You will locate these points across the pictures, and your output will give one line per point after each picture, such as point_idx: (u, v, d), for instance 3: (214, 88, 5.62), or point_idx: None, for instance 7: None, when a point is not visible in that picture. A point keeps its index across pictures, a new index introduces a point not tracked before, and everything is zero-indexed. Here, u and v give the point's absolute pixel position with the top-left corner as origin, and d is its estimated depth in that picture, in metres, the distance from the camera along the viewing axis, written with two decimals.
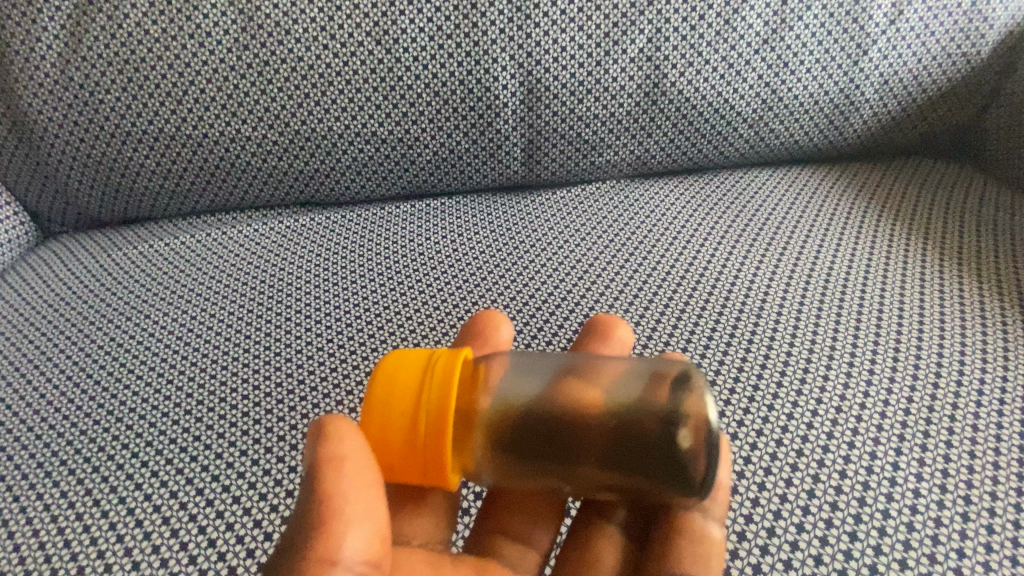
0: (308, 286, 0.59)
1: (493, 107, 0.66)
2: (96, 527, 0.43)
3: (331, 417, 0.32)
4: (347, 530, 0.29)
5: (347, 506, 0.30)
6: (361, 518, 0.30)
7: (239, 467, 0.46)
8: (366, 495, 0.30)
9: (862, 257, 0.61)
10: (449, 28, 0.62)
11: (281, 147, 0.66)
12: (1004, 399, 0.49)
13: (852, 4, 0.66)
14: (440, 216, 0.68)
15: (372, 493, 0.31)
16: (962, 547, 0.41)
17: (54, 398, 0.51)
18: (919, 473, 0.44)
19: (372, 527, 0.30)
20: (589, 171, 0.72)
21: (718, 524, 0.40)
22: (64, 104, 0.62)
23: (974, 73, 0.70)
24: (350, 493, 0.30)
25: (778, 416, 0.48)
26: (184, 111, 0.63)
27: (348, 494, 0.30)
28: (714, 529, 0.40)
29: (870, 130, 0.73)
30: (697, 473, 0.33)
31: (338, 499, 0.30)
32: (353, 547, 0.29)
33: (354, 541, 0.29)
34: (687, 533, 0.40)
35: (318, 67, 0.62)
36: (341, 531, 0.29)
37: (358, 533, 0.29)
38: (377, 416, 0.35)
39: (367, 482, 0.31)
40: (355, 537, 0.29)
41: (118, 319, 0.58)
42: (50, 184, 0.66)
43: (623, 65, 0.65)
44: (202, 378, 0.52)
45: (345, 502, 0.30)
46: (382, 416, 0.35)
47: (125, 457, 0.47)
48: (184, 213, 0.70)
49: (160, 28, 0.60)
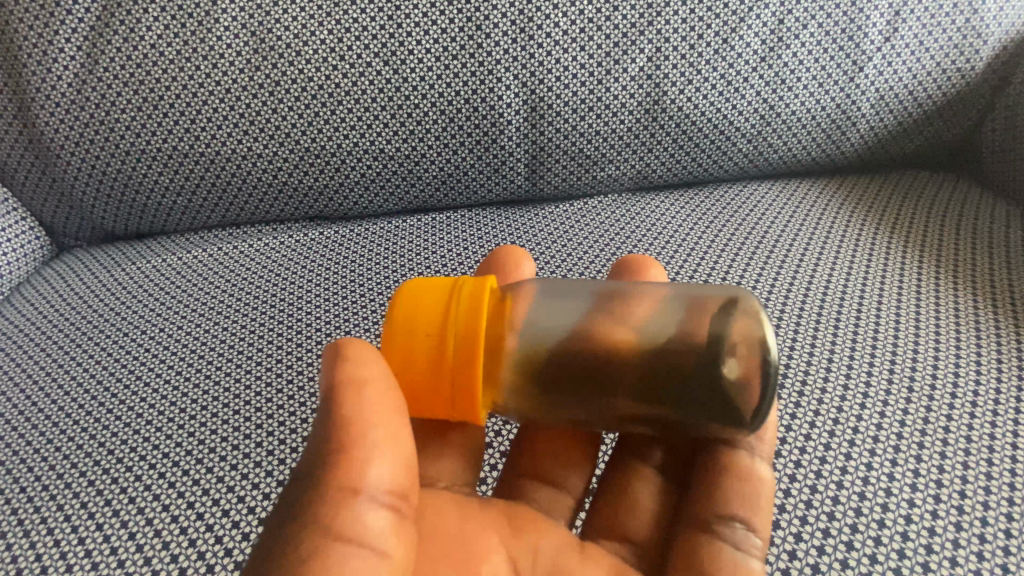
0: (317, 299, 0.61)
1: (497, 125, 0.67)
2: (117, 537, 0.44)
3: (354, 346, 0.37)
4: (369, 459, 0.33)
5: (368, 437, 0.34)
6: (382, 448, 0.34)
7: (254, 479, 0.47)
8: (386, 427, 0.34)
9: (862, 267, 0.62)
10: (454, 49, 0.64)
11: (291, 163, 0.67)
12: (998, 411, 0.50)
13: (848, 22, 0.68)
14: (446, 230, 0.69)
15: (392, 425, 0.35)
16: (955, 556, 0.42)
17: (72, 410, 0.53)
18: (914, 483, 0.45)
19: (394, 457, 0.34)
20: (591, 185, 0.73)
21: (764, 463, 0.44)
22: (81, 123, 0.64)
23: (969, 87, 0.72)
24: (372, 425, 0.34)
25: (780, 429, 0.49)
26: (197, 129, 0.65)
27: (369, 427, 0.34)
28: (760, 468, 0.44)
29: (868, 143, 0.74)
30: (748, 403, 0.38)
31: (360, 431, 0.34)
32: (376, 475, 0.33)
33: (377, 470, 0.33)
34: (732, 471, 0.44)
35: (327, 87, 0.64)
36: (364, 460, 0.33)
37: (380, 463, 0.33)
38: (406, 352, 0.39)
39: (386, 415, 0.35)
40: (378, 466, 0.33)
41: (134, 331, 0.59)
42: (64, 199, 0.68)
43: (624, 84, 0.67)
44: (216, 390, 0.53)
45: (366, 434, 0.34)
46: (412, 353, 0.39)
47: (143, 469, 0.48)
48: (196, 227, 0.71)
49: (175, 49, 0.62)
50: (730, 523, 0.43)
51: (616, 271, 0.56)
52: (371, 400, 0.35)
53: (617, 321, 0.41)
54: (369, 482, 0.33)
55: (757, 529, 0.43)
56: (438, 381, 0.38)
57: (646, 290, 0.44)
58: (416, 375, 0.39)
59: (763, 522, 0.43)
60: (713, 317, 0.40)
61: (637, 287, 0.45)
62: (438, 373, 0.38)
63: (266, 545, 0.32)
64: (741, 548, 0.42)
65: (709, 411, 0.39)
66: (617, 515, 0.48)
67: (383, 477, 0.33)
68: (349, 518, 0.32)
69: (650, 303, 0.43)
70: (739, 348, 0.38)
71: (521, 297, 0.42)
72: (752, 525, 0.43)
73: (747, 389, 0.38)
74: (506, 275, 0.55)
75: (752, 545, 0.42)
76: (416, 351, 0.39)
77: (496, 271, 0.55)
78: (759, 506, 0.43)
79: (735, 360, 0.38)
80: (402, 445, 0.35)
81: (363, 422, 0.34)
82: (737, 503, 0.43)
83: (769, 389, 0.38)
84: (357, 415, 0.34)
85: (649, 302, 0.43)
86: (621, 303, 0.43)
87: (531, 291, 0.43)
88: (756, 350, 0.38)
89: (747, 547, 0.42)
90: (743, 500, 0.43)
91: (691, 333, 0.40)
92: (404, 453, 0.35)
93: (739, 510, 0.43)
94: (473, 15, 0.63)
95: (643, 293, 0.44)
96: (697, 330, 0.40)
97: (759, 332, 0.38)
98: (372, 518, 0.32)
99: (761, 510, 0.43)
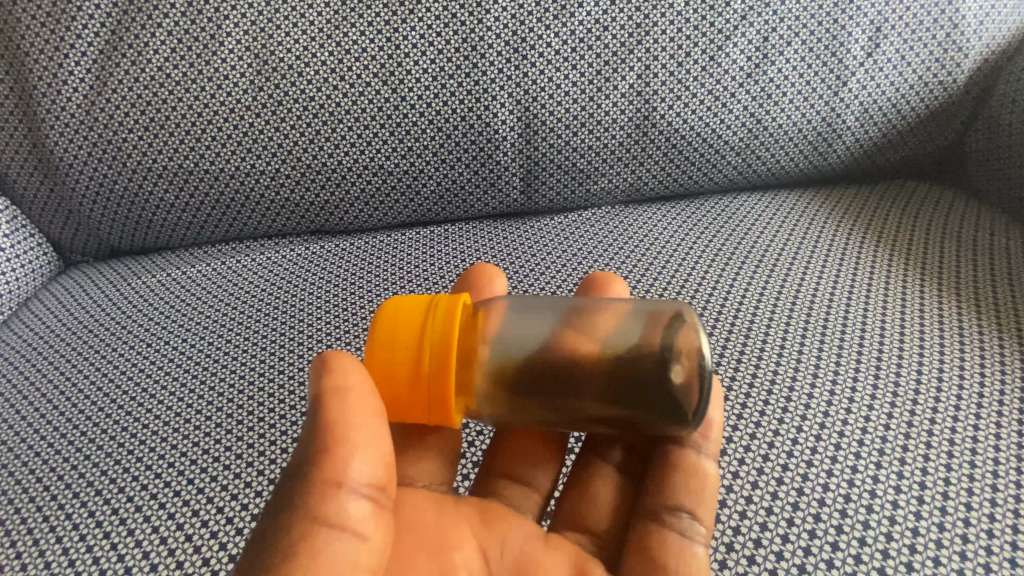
0: (318, 312, 0.62)
1: (492, 141, 0.69)
2: (124, 544, 0.46)
3: (335, 354, 0.38)
4: (351, 455, 0.35)
5: (351, 436, 0.35)
6: (364, 445, 0.35)
7: (257, 487, 0.48)
8: (366, 428, 0.36)
9: (849, 274, 0.64)
10: (451, 69, 0.66)
11: (292, 179, 0.69)
12: (981, 414, 0.51)
13: (831, 38, 0.70)
14: (443, 243, 0.71)
15: (375, 423, 0.37)
16: (938, 555, 0.43)
17: (79, 422, 0.54)
18: (898, 485, 0.47)
19: (374, 453, 0.36)
20: (586, 198, 0.75)
21: (710, 459, 0.47)
22: (89, 142, 0.66)
23: (952, 100, 0.74)
24: (355, 425, 0.36)
25: (767, 434, 0.50)
26: (201, 147, 0.67)
27: (351, 427, 0.35)
28: (706, 464, 0.46)
29: (854, 155, 0.76)
30: (689, 404, 0.40)
31: (343, 431, 0.35)
32: (358, 469, 0.35)
33: (358, 465, 0.35)
34: (679, 466, 0.47)
35: (328, 106, 0.66)
36: (346, 456, 0.35)
37: (362, 458, 0.35)
38: (386, 363, 0.40)
39: (369, 416, 0.36)
40: (359, 461, 0.35)
41: (139, 345, 0.61)
42: (72, 216, 0.70)
43: (615, 100, 0.69)
44: (220, 400, 0.55)
45: (350, 431, 0.35)
46: (392, 366, 0.40)
47: (148, 478, 0.50)
48: (200, 242, 0.73)
49: (181, 71, 0.64)
50: (676, 513, 0.45)
51: (583, 287, 0.58)
52: (355, 403, 0.36)
53: (576, 331, 0.43)
54: (351, 476, 0.35)
55: (702, 518, 0.45)
56: (415, 389, 0.40)
57: (610, 304, 0.46)
58: (395, 384, 0.40)
59: (707, 511, 0.45)
60: (661, 327, 0.42)
61: (600, 300, 0.47)
62: (415, 382, 0.40)
63: (258, 537, 0.34)
64: (687, 535, 0.44)
65: (655, 412, 0.41)
66: (580, 509, 0.50)
67: (365, 471, 0.35)
68: (332, 509, 0.34)
69: (610, 315, 0.45)
70: (682, 356, 0.40)
71: (495, 312, 0.44)
72: (696, 514, 0.45)
73: (689, 393, 0.40)
74: (480, 292, 0.56)
75: (696, 532, 0.44)
76: (395, 362, 0.40)
77: (469, 287, 0.57)
78: (704, 496, 0.45)
79: (679, 367, 0.40)
80: (382, 442, 0.36)
81: (347, 422, 0.35)
82: (683, 493, 0.45)
83: (707, 391, 0.40)
84: (341, 417, 0.35)
85: (608, 313, 0.45)
86: (582, 314, 0.45)
87: (502, 304, 0.45)
88: (695, 357, 0.40)
89: (692, 534, 0.44)
90: (689, 490, 0.46)
91: (640, 342, 0.42)
92: (384, 450, 0.37)
93: (685, 500, 0.45)
94: (469, 36, 0.65)
95: (605, 305, 0.46)
96: (646, 339, 0.42)
97: (698, 342, 0.41)
98: (355, 511, 0.34)
99: (705, 500, 0.45)
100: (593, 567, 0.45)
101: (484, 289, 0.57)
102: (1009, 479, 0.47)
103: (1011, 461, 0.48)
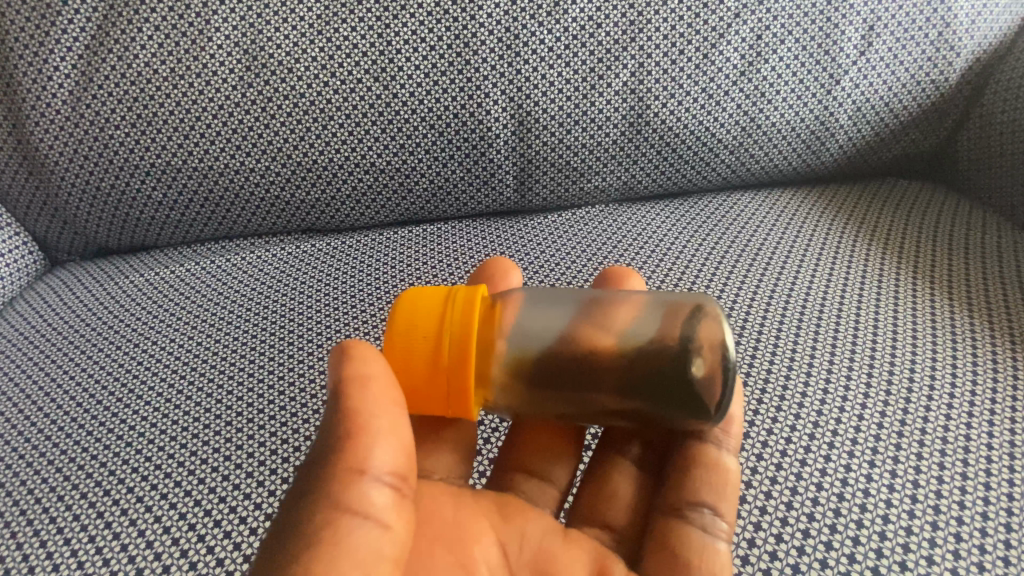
0: (309, 312, 0.61)
1: (485, 139, 0.69)
2: (109, 548, 0.45)
3: (353, 344, 0.38)
4: (373, 443, 0.34)
5: (371, 424, 0.35)
6: (385, 433, 0.35)
7: (246, 489, 0.47)
8: (387, 415, 0.35)
9: (843, 272, 0.64)
10: (442, 66, 0.66)
11: (283, 178, 0.68)
12: (972, 414, 0.51)
13: (824, 37, 0.70)
14: (436, 242, 0.70)
15: (395, 413, 0.36)
16: (932, 555, 0.43)
17: (66, 423, 0.53)
18: (891, 484, 0.47)
19: (395, 441, 0.35)
20: (579, 197, 0.75)
21: (731, 455, 0.47)
22: (75, 139, 0.65)
23: (945, 99, 0.74)
24: (375, 413, 0.35)
25: (761, 433, 0.50)
26: (190, 144, 0.66)
27: (372, 414, 0.35)
28: (727, 460, 0.46)
29: (848, 151, 0.76)
30: (712, 398, 0.40)
31: (365, 419, 0.35)
32: (379, 457, 0.34)
33: (380, 452, 0.34)
34: (701, 462, 0.47)
35: (319, 103, 0.66)
36: (368, 444, 0.34)
37: (383, 446, 0.35)
38: (405, 353, 0.40)
39: (389, 406, 0.36)
40: (381, 449, 0.35)
41: (127, 345, 0.60)
42: (58, 214, 0.68)
43: (609, 98, 0.69)
44: (208, 402, 0.54)
45: (370, 420, 0.35)
46: (411, 356, 0.40)
47: (135, 481, 0.49)
48: (188, 241, 0.72)
49: (169, 68, 0.63)
50: (698, 509, 0.46)
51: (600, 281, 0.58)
52: (376, 393, 0.36)
53: (595, 323, 0.43)
54: (373, 464, 0.34)
55: (725, 515, 0.45)
56: (434, 382, 0.40)
57: (625, 297, 0.45)
58: (413, 380, 0.40)
59: (730, 508, 0.45)
60: (681, 319, 0.42)
61: (615, 293, 0.46)
62: (433, 372, 0.40)
63: (279, 529, 0.34)
64: (709, 532, 0.45)
65: (675, 406, 0.40)
66: (598, 507, 0.50)
67: (386, 459, 0.35)
68: (355, 497, 0.33)
69: (628, 308, 0.44)
70: (705, 349, 0.40)
71: (511, 304, 0.43)
72: (719, 511, 0.45)
73: (711, 385, 0.40)
74: (495, 285, 0.56)
75: (719, 529, 0.45)
76: (413, 353, 0.40)
77: (487, 280, 0.56)
78: (726, 494, 0.45)
79: (701, 360, 0.40)
80: (402, 431, 0.36)
81: (368, 410, 0.35)
82: (705, 491, 0.46)
83: (729, 385, 0.40)
84: (360, 404, 0.35)
85: (627, 307, 0.44)
86: (599, 307, 0.44)
87: (517, 296, 0.45)
88: (718, 350, 0.40)
89: (714, 531, 0.45)
90: (711, 488, 0.46)
91: (660, 335, 0.41)
92: (405, 438, 0.36)
93: (706, 497, 0.46)
94: (461, 33, 0.65)
95: (622, 298, 0.45)
96: (665, 333, 0.41)
97: (721, 334, 0.40)
98: (376, 500, 0.34)
99: (727, 497, 0.45)
100: (613, 565, 0.45)
101: (500, 281, 0.56)
102: (1002, 478, 0.47)
103: (1003, 460, 0.48)
